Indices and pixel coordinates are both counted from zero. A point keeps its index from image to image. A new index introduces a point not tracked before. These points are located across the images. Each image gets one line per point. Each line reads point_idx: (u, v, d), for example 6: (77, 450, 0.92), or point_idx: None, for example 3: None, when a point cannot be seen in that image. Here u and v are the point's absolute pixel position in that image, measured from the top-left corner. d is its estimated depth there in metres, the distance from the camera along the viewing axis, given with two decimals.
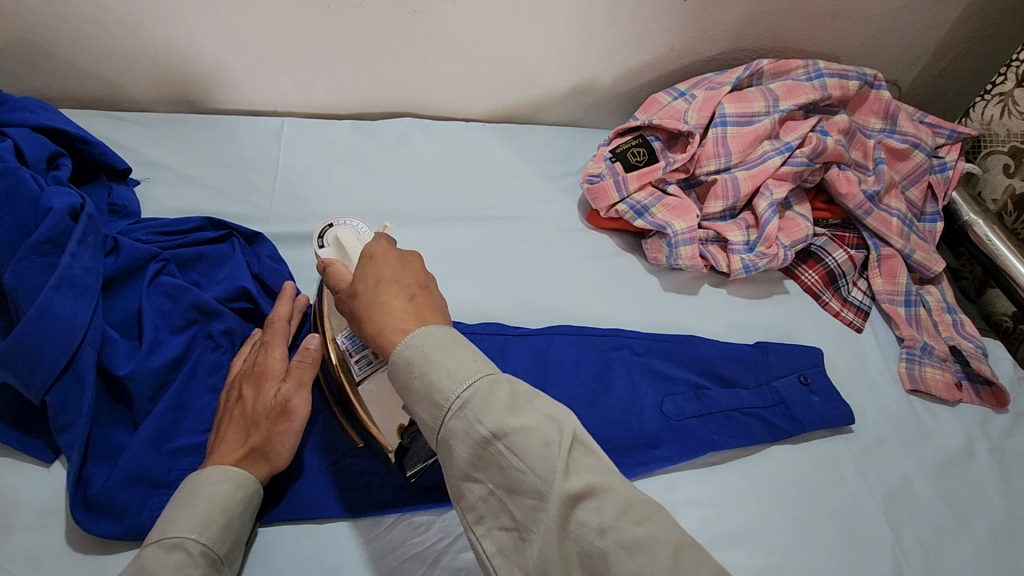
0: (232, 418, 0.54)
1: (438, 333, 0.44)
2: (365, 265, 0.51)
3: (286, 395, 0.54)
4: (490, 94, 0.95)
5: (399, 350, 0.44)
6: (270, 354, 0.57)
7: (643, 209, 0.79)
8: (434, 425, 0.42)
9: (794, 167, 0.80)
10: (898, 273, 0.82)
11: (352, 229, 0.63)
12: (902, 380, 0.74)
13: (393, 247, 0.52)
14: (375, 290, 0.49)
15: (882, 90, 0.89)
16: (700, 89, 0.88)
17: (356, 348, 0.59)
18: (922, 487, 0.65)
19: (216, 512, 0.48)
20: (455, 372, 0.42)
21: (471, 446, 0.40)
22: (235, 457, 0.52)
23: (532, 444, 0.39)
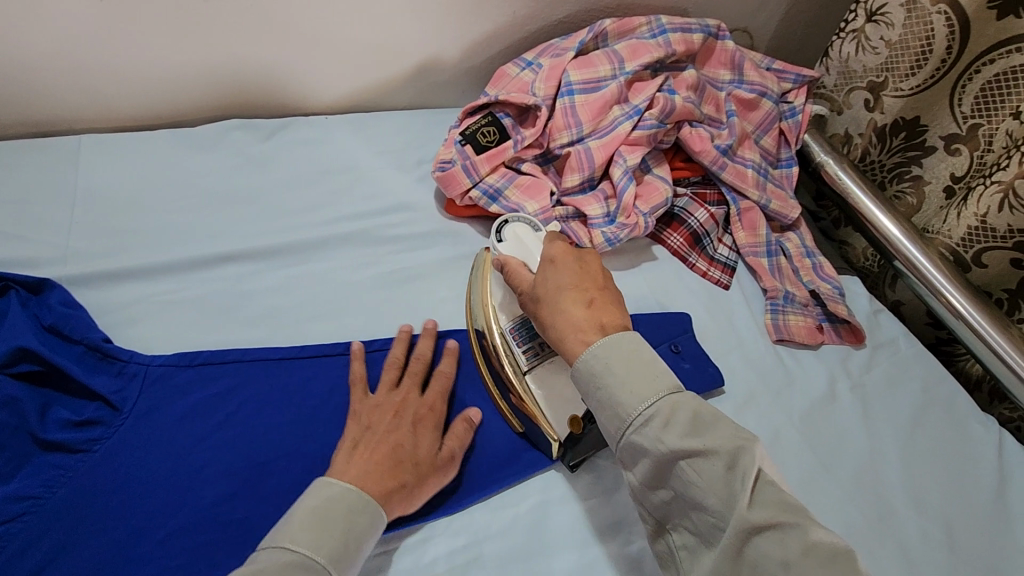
0: (382, 438, 0.54)
1: (622, 343, 0.49)
2: (550, 272, 0.56)
3: (450, 452, 0.57)
4: (326, 81, 0.86)
5: (581, 359, 0.50)
6: (430, 400, 0.59)
7: (496, 194, 0.75)
8: (618, 436, 0.47)
9: (645, 131, 0.78)
10: (758, 224, 0.83)
11: (528, 227, 0.65)
12: (768, 332, 0.75)
13: (570, 251, 0.58)
14: (557, 293, 0.54)
15: (726, 41, 0.89)
16: (546, 57, 0.83)
17: (524, 338, 0.61)
18: (790, 438, 0.66)
19: (351, 546, 0.47)
20: (635, 391, 0.47)
21: (655, 460, 0.45)
22: (384, 488, 0.51)
23: (715, 467, 0.42)
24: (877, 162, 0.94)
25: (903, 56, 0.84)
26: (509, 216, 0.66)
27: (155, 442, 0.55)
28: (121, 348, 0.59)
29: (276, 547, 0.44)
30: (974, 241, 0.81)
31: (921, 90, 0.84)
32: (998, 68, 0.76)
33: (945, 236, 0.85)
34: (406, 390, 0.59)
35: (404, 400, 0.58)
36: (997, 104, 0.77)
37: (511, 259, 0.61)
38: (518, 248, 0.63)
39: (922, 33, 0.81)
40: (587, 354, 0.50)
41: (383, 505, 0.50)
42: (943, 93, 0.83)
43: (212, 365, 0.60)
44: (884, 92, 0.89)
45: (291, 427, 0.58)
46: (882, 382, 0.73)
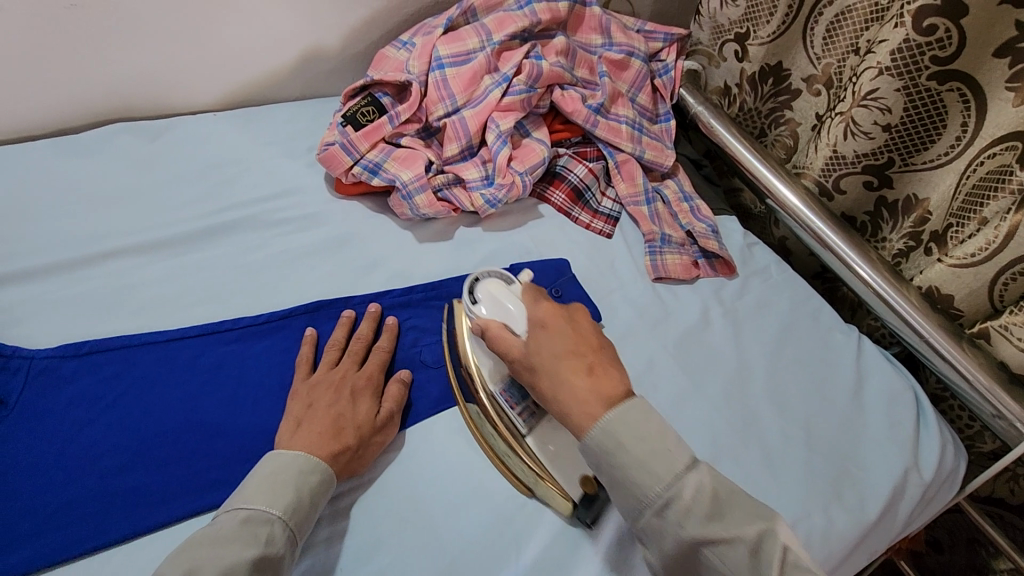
0: (325, 409, 0.59)
1: (627, 410, 0.53)
2: (544, 335, 0.60)
3: (390, 412, 0.61)
4: (210, 78, 0.88)
5: (596, 428, 0.52)
6: (368, 371, 0.63)
7: (376, 167, 0.78)
8: (573, 428, 0.55)
9: (516, 96, 0.82)
10: (636, 174, 0.88)
11: (502, 284, 0.65)
12: (647, 272, 0.80)
13: (558, 310, 0.62)
14: (559, 389, 0.56)
15: (593, 7, 0.93)
16: (419, 36, 0.87)
17: (516, 399, 0.64)
18: (664, 363, 0.71)
19: (305, 499, 0.52)
20: (601, 398, 0.54)
21: (599, 444, 0.52)
22: (330, 450, 0.56)
23: (658, 462, 0.50)
24: (754, 109, 1.00)
25: (761, 6, 0.90)
26: (479, 273, 0.67)
27: (45, 426, 0.57)
28: (5, 344, 0.61)
29: (234, 508, 0.50)
30: (832, 170, 0.87)
31: (777, 36, 0.90)
32: (835, 9, 0.82)
33: (810, 170, 0.91)
34: (344, 367, 0.63)
35: (343, 374, 0.63)
36: (837, 40, 0.84)
37: (494, 324, 0.62)
38: (497, 310, 0.63)
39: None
40: (601, 420, 0.53)
41: (332, 467, 0.55)
42: (796, 37, 0.89)
43: (97, 353, 0.62)
44: (748, 43, 0.94)
45: (179, 401, 0.61)
46: (753, 306, 0.79)
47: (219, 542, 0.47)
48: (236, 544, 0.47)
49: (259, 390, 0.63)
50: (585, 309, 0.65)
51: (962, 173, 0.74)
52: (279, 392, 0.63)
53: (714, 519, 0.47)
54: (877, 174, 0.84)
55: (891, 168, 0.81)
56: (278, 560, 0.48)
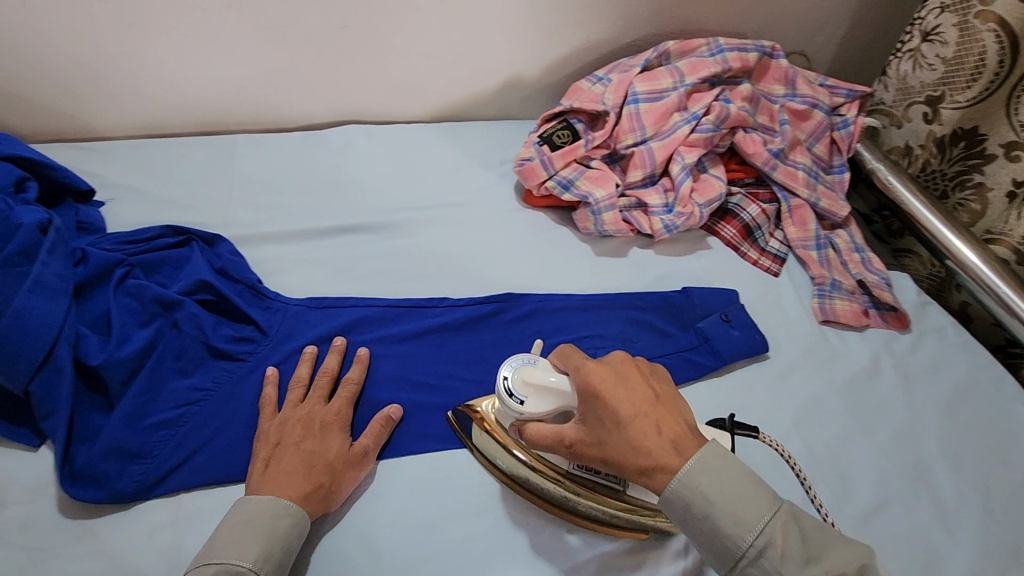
0: (297, 449, 0.58)
1: (702, 460, 0.50)
2: (591, 403, 0.52)
3: (364, 449, 0.62)
4: (429, 94, 1.02)
5: (670, 490, 0.49)
6: (335, 406, 0.63)
7: (569, 184, 0.87)
8: (723, 562, 0.49)
9: (703, 133, 0.88)
10: (808, 220, 0.90)
11: (533, 367, 0.59)
12: (814, 313, 0.82)
13: (628, 364, 0.55)
14: (637, 455, 0.50)
15: (780, 59, 0.98)
16: (615, 73, 0.96)
17: (594, 469, 0.58)
18: (832, 402, 0.72)
19: (276, 546, 0.52)
20: (744, 519, 0.48)
21: (745, 557, 0.48)
22: (302, 489, 0.55)
23: (795, 542, 0.48)
24: (938, 171, 0.98)
25: (959, 72, 0.90)
26: (506, 368, 0.60)
27: (292, 359, 0.68)
28: (268, 290, 0.74)
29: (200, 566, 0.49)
30: None
31: (978, 102, 0.89)
32: None
33: (1009, 237, 0.91)
34: (312, 402, 0.63)
35: (309, 410, 0.62)
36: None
37: (541, 432, 0.56)
38: (546, 399, 0.57)
39: (975, 49, 0.87)
40: (682, 473, 0.49)
41: (303, 507, 0.55)
42: (999, 104, 0.88)
43: (336, 308, 0.74)
44: (942, 105, 0.94)
45: (395, 356, 0.71)
46: (926, 363, 0.78)
47: None
48: None
49: (460, 360, 0.73)
50: (625, 356, 0.56)
51: None
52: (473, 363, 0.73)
53: (860, 573, 0.47)
54: None
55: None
56: None
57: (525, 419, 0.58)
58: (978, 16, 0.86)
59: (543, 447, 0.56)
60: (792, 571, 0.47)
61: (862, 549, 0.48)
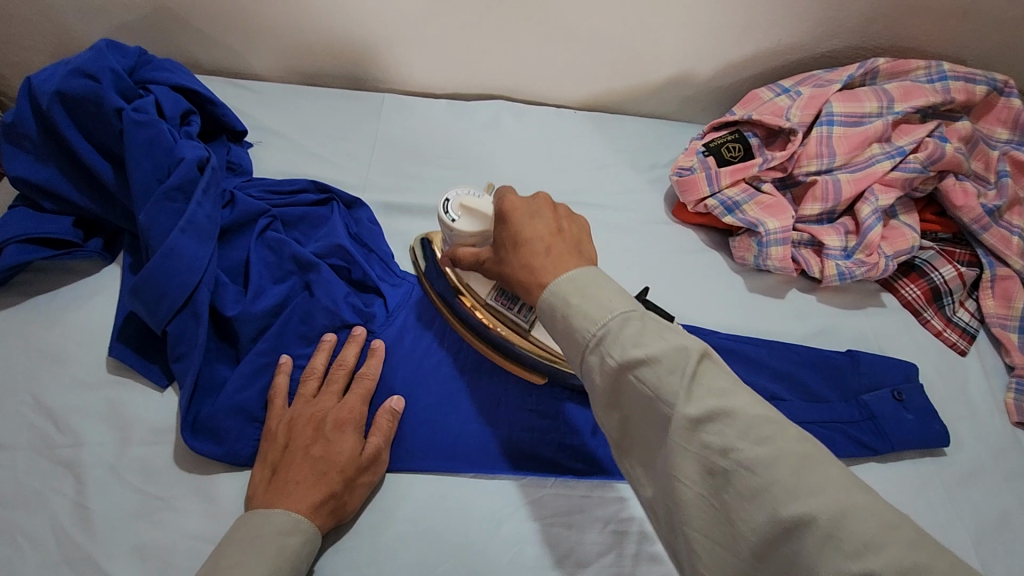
0: (305, 457, 0.52)
1: (574, 278, 0.43)
2: (500, 226, 0.50)
3: (376, 449, 0.55)
4: (583, 80, 0.94)
5: (543, 297, 0.44)
6: (349, 403, 0.56)
7: (734, 206, 0.77)
8: None
9: (905, 173, 0.75)
10: (1015, 296, 0.75)
11: (475, 195, 0.57)
12: (1008, 411, 0.69)
13: (556, 232, 0.47)
14: (527, 260, 0.46)
15: (1013, 98, 0.82)
16: (806, 86, 0.83)
17: (510, 301, 0.58)
18: (1021, 526, 0.60)
19: (285, 566, 0.46)
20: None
21: None
22: (311, 500, 0.50)
23: None
24: None
25: None
26: (450, 193, 0.58)
27: (413, 346, 0.64)
28: (399, 266, 0.70)
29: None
30: None
31: None
32: None
33: None
34: (324, 398, 0.57)
35: (322, 407, 0.56)
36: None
37: (462, 252, 0.56)
38: (477, 221, 0.56)
39: None
40: (550, 285, 0.44)
41: (314, 521, 0.49)
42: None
43: None
44: None
45: None
46: None
47: None
48: None
49: None
50: (549, 199, 0.51)
51: None
52: None
53: None
54: None
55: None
56: None
57: (458, 238, 0.57)
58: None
59: (465, 268, 0.57)
60: None
61: None
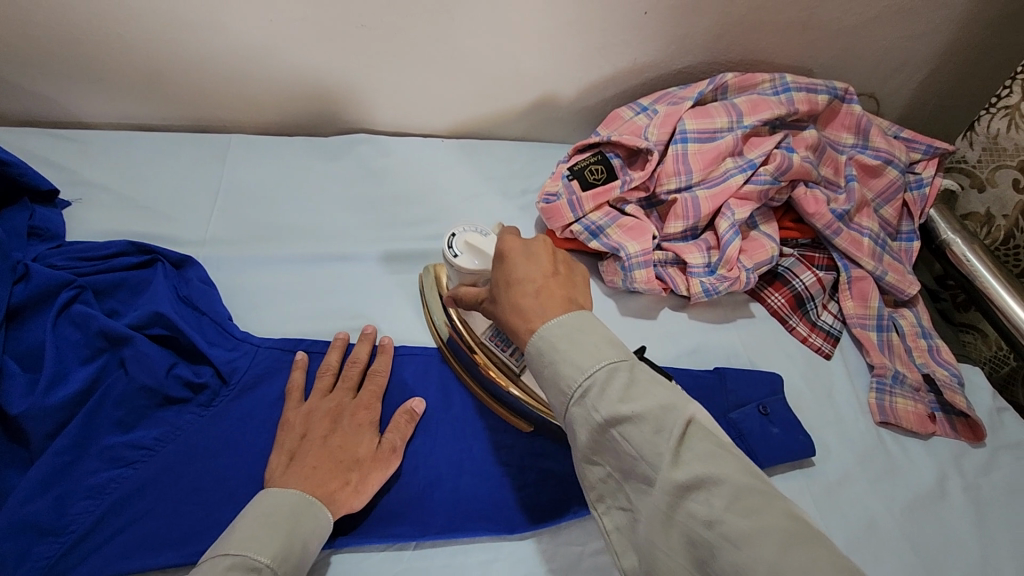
0: (322, 446, 0.54)
1: (566, 321, 0.44)
2: (497, 263, 0.50)
3: (393, 445, 0.57)
4: (446, 107, 0.91)
5: (532, 341, 0.45)
6: (365, 399, 0.59)
7: (598, 230, 0.75)
8: (563, 410, 0.43)
9: (758, 186, 0.76)
10: (870, 295, 0.78)
11: (480, 233, 0.61)
12: (871, 411, 0.70)
13: (543, 247, 0.50)
14: (518, 301, 0.47)
15: (853, 104, 0.86)
16: (662, 104, 0.84)
17: (503, 342, 0.61)
18: (887, 530, 0.61)
19: (295, 543, 0.47)
20: (583, 363, 0.42)
21: (591, 432, 0.41)
22: (326, 487, 0.51)
23: (712, 496, 0.36)
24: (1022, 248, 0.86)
25: None
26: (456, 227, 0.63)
27: (252, 415, 0.58)
28: (238, 327, 0.63)
29: (216, 557, 0.44)
30: None
31: None
32: None
33: None
34: (339, 394, 0.59)
35: (338, 403, 0.58)
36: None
37: (461, 289, 0.57)
38: (478, 260, 0.60)
39: None
40: (540, 328, 0.45)
41: (328, 505, 0.51)
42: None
43: (315, 355, 0.64)
44: None
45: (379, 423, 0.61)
46: (1002, 488, 0.66)
47: None
48: None
49: (453, 429, 0.62)
50: (547, 241, 0.51)
51: None
52: (466, 432, 0.62)
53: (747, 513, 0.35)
54: None
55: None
56: None
57: (459, 270, 0.60)
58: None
59: (464, 306, 0.57)
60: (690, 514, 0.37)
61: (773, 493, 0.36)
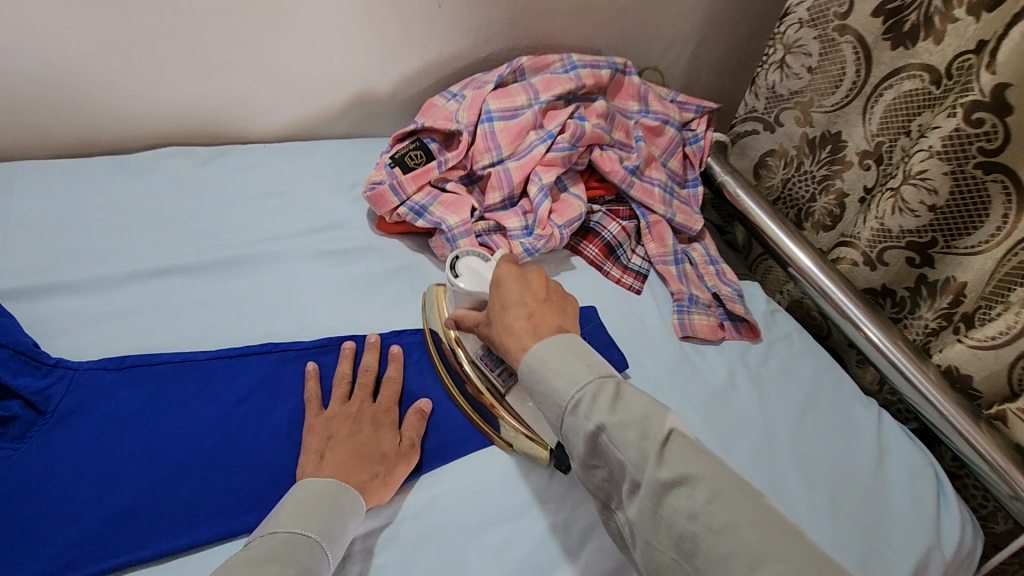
0: (349, 438, 0.59)
1: (553, 340, 0.53)
2: (495, 290, 0.61)
3: (410, 441, 0.62)
4: (263, 112, 0.91)
5: (523, 360, 0.53)
6: (384, 402, 0.64)
7: (422, 210, 0.81)
8: (556, 420, 0.50)
9: (559, 152, 0.86)
10: (665, 236, 0.91)
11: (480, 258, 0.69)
12: (675, 330, 0.83)
13: (516, 269, 0.62)
14: (505, 332, 0.56)
15: (632, 76, 0.99)
16: (469, 89, 0.91)
17: (494, 363, 0.68)
18: (692, 422, 0.73)
19: (335, 518, 0.52)
20: (568, 376, 0.50)
21: (582, 434, 0.48)
22: (358, 479, 0.56)
23: (630, 436, 0.46)
24: (809, 174, 1.01)
25: (823, 80, 0.95)
26: (460, 252, 0.71)
27: (74, 440, 0.56)
28: (48, 353, 0.60)
29: (268, 534, 0.50)
30: (877, 242, 0.87)
31: (841, 107, 0.94)
32: (895, 92, 0.87)
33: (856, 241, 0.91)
34: (359, 399, 0.64)
35: (358, 407, 0.63)
36: (896, 118, 0.87)
37: (462, 313, 0.65)
38: (478, 283, 0.66)
39: (837, 59, 0.92)
40: (533, 348, 0.53)
41: (361, 493, 0.56)
42: (857, 111, 0.92)
43: (142, 367, 0.62)
44: (810, 110, 0.98)
45: (221, 423, 0.61)
46: (777, 371, 0.81)
47: (257, 564, 0.46)
48: (275, 565, 0.47)
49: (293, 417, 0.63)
50: (541, 272, 0.62)
51: (1000, 261, 0.74)
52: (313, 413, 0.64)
53: (723, 502, 0.42)
54: (919, 251, 0.83)
55: (934, 247, 0.81)
56: None
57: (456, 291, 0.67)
58: (836, 29, 0.91)
59: (466, 330, 0.64)
60: (635, 479, 0.45)
61: (730, 477, 0.44)
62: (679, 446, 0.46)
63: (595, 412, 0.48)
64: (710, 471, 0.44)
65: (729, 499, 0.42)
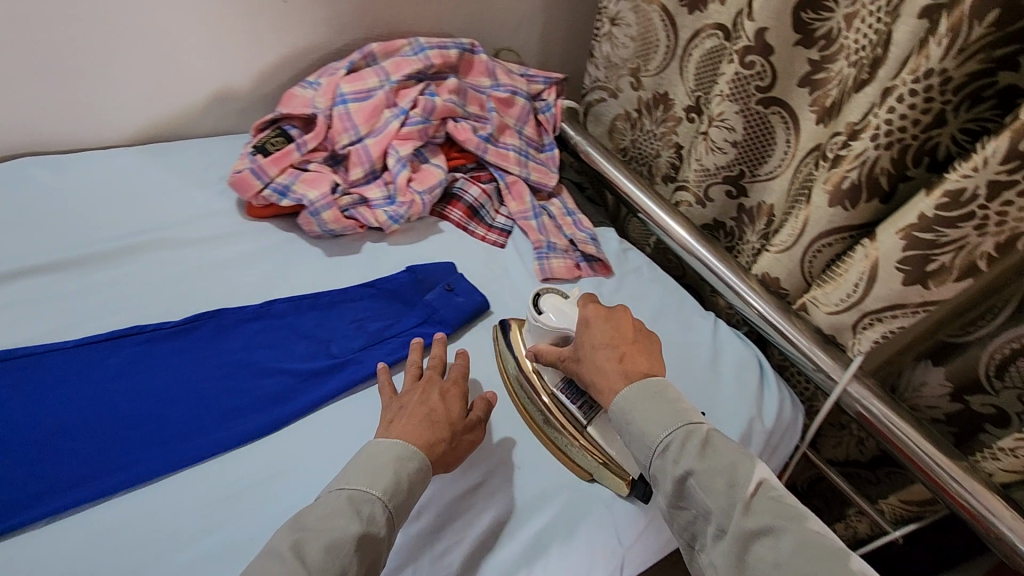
0: (417, 405, 0.64)
1: (640, 388, 0.62)
2: (582, 330, 0.69)
3: (477, 416, 0.67)
4: (122, 115, 0.93)
5: (614, 404, 0.62)
6: (453, 376, 0.68)
7: (286, 190, 0.86)
8: (646, 462, 0.59)
9: (413, 126, 0.93)
10: (524, 193, 1.00)
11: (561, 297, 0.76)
12: (536, 274, 0.92)
13: (600, 310, 0.70)
14: (597, 373, 0.65)
15: (481, 54, 1.07)
16: (324, 77, 0.96)
17: (575, 395, 0.73)
18: None
19: (403, 486, 0.56)
20: (654, 423, 0.59)
21: (671, 480, 0.57)
22: (425, 440, 0.60)
23: (718, 489, 0.55)
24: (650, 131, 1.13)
25: (645, 47, 1.06)
26: (540, 288, 0.77)
27: None
28: None
29: (338, 487, 0.55)
30: (701, 181, 0.99)
31: (664, 68, 1.05)
32: (700, 51, 0.99)
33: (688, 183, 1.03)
34: (430, 376, 0.68)
35: (429, 380, 0.67)
36: (705, 74, 1.00)
37: (542, 347, 0.73)
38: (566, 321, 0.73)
39: (651, 28, 1.03)
40: (618, 396, 0.62)
41: (427, 455, 0.59)
42: (676, 72, 1.04)
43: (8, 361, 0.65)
44: (642, 75, 1.09)
45: (96, 400, 0.65)
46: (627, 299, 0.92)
47: (326, 517, 0.52)
48: (343, 519, 0.52)
49: (167, 388, 0.68)
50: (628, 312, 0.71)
51: (790, 180, 0.88)
52: (187, 381, 0.69)
53: (807, 557, 0.50)
54: (734, 184, 0.97)
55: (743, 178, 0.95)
56: (378, 537, 0.53)
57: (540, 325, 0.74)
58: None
59: (545, 362, 0.72)
60: (722, 523, 0.54)
61: (802, 522, 0.53)
62: (765, 495, 0.55)
63: (683, 456, 0.57)
64: (782, 515, 0.53)
65: (808, 543, 0.51)
